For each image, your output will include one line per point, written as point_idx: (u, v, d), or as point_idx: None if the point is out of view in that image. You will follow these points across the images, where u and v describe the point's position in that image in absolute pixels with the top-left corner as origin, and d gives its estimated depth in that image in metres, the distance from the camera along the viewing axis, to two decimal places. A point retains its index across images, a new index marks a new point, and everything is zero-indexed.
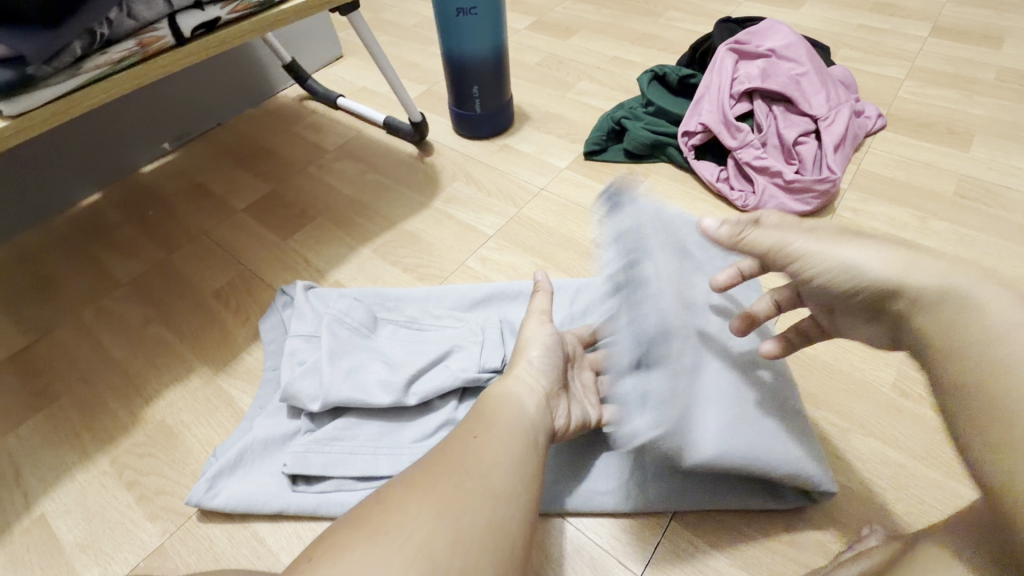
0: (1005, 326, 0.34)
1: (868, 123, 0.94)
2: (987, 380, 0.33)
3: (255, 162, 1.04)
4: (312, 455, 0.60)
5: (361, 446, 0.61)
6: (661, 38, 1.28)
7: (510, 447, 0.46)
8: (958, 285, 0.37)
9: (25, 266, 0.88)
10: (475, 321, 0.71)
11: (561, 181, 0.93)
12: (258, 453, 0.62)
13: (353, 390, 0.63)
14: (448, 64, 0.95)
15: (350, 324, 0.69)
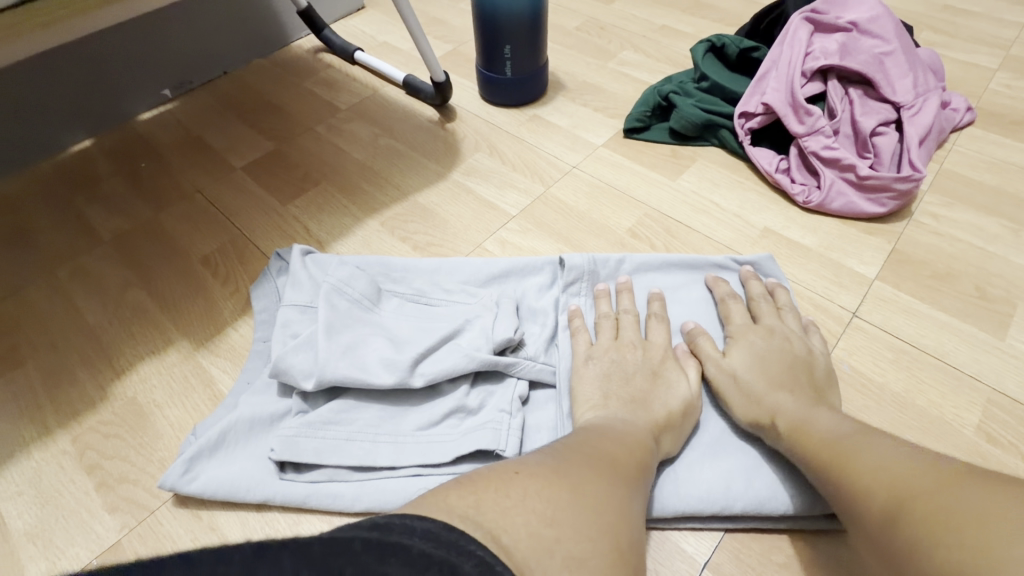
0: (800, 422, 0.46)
1: (956, 116, 0.82)
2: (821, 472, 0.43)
3: (260, 117, 0.95)
4: (307, 441, 0.52)
5: (361, 431, 0.53)
6: (716, 8, 1.15)
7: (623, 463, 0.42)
8: (775, 401, 0.49)
9: (5, 213, 0.81)
10: (489, 297, 0.62)
11: (595, 160, 0.83)
12: (241, 434, 0.54)
13: (352, 368, 0.55)
14: (479, 18, 0.85)
15: (350, 294, 0.61)
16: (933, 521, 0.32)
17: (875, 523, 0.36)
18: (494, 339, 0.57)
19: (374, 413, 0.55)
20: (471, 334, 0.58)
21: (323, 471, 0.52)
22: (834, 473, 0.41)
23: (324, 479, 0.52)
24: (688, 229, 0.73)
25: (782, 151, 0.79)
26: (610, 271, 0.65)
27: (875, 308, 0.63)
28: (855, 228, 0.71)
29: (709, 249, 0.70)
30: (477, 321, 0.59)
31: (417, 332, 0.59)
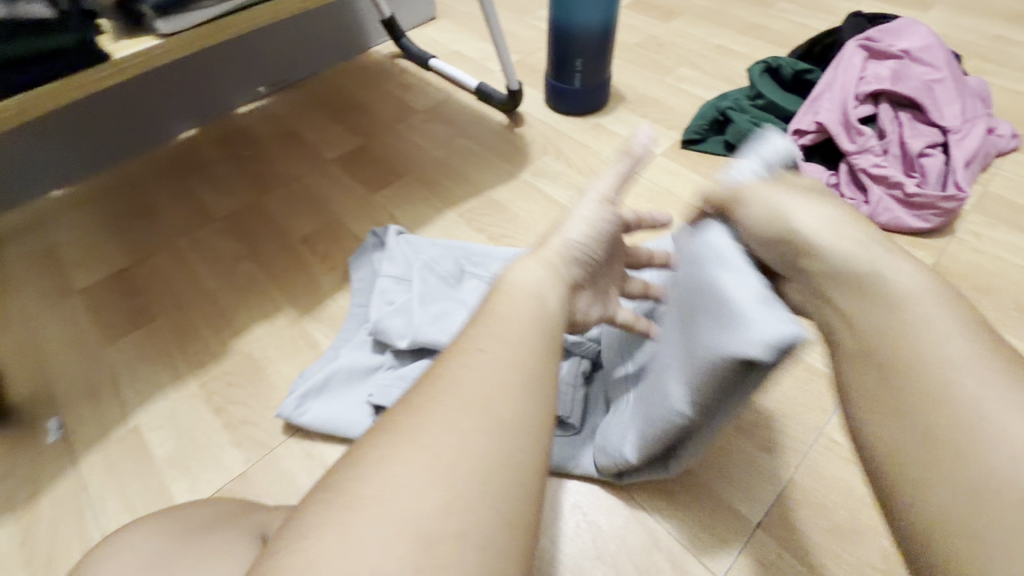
0: (931, 322, 0.36)
1: (1001, 142, 0.86)
2: (915, 377, 0.35)
3: (345, 115, 1.05)
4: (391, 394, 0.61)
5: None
6: (769, 30, 1.21)
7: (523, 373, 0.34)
8: (877, 273, 0.39)
9: (128, 190, 0.92)
10: None
11: (655, 167, 0.90)
12: (342, 381, 0.63)
13: (440, 333, 0.63)
14: (554, 33, 0.92)
15: (438, 272, 0.70)
16: (978, 505, 0.30)
17: (897, 447, 0.34)
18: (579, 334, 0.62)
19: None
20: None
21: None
22: (922, 397, 0.34)
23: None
24: None
25: (832, 166, 0.85)
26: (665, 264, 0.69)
27: None
28: (899, 240, 0.76)
29: None
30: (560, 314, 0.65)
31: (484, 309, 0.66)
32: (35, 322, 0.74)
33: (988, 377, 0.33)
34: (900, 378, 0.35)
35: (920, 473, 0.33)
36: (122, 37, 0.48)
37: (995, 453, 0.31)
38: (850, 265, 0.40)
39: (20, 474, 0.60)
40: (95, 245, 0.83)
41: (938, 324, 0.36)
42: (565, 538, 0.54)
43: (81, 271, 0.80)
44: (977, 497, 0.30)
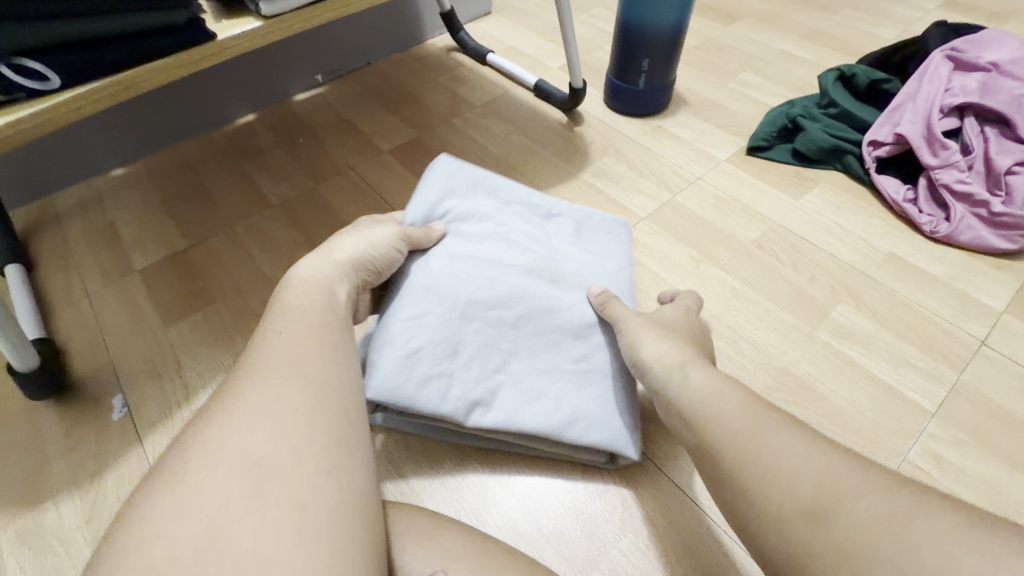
0: (715, 400, 0.46)
1: None
2: (715, 436, 0.44)
3: (400, 106, 1.04)
4: (408, 378, 0.54)
5: (471, 376, 0.56)
6: (835, 37, 1.17)
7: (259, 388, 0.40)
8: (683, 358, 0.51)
9: (186, 172, 0.92)
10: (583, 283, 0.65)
11: (719, 173, 0.87)
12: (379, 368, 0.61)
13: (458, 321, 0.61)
14: (623, 32, 0.91)
15: None
16: (841, 558, 0.35)
17: (747, 513, 0.40)
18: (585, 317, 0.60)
19: (477, 357, 0.57)
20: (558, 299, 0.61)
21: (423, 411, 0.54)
22: (730, 456, 0.42)
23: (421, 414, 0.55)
24: (813, 246, 0.76)
25: (908, 180, 0.82)
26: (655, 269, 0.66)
27: (1003, 339, 0.65)
28: (981, 260, 0.73)
29: (834, 266, 0.74)
30: (573, 298, 0.61)
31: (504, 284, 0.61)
32: (98, 299, 0.74)
33: (775, 435, 0.42)
34: (731, 455, 0.42)
35: (763, 527, 0.39)
36: (223, 16, 0.48)
37: (858, 512, 0.36)
38: (705, 392, 0.47)
39: (84, 451, 0.60)
40: (154, 225, 0.83)
41: (738, 406, 0.45)
42: (636, 551, 0.52)
43: (140, 251, 0.80)
44: (845, 548, 0.35)
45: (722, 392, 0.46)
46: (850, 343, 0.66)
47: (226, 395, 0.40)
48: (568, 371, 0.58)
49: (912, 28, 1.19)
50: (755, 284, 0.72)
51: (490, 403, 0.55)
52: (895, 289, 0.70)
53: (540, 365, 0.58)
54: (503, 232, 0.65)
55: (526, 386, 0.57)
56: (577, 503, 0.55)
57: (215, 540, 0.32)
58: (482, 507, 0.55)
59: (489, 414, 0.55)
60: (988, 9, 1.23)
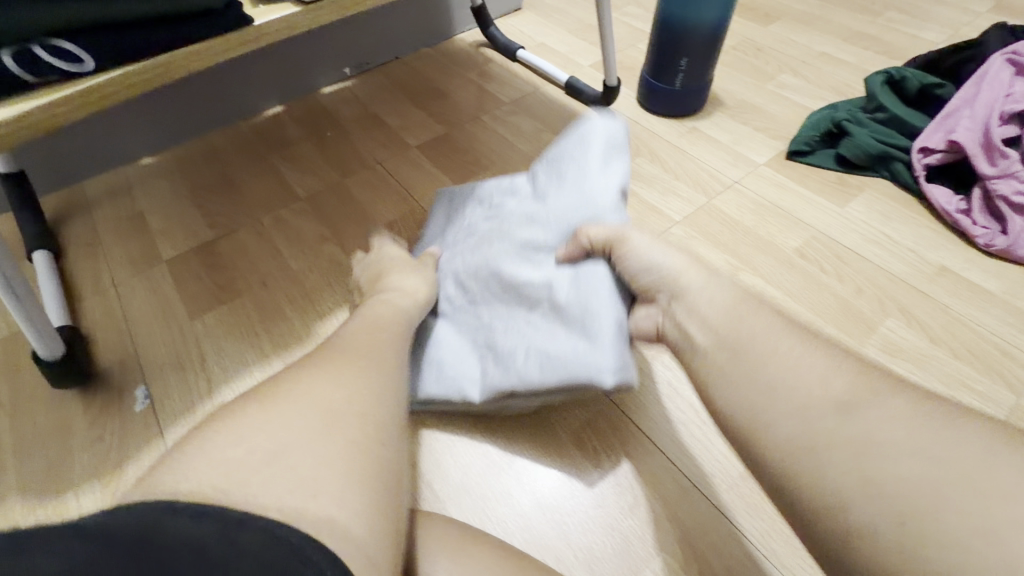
0: (719, 318, 0.45)
1: None
2: (727, 344, 0.44)
3: (428, 101, 1.03)
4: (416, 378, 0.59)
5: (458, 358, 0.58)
6: (880, 40, 1.13)
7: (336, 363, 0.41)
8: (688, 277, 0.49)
9: (213, 162, 0.92)
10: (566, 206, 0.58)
11: (758, 178, 0.84)
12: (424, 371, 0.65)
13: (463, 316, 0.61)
14: (662, 29, 0.87)
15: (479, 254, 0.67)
16: (859, 458, 0.34)
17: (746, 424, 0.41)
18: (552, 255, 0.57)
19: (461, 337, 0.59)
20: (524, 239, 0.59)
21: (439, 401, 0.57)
22: (736, 359, 0.42)
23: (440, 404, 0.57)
24: (858, 256, 0.72)
25: (960, 191, 0.77)
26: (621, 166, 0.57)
27: None
28: None
29: (883, 279, 0.70)
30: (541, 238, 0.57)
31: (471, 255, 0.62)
32: (124, 288, 0.73)
33: (794, 353, 0.41)
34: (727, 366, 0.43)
35: (762, 441, 0.39)
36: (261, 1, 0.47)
37: (885, 431, 0.34)
38: (739, 321, 0.44)
39: (106, 441, 0.59)
40: (179, 215, 0.83)
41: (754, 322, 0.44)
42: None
43: (165, 241, 0.79)
44: (861, 452, 0.34)
45: (749, 313, 0.44)
46: (901, 361, 0.62)
47: (312, 356, 0.43)
48: (534, 319, 0.55)
49: (962, 31, 1.14)
50: (799, 295, 0.68)
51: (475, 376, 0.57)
52: (948, 305, 0.67)
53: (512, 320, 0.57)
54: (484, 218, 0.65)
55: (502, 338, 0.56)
56: (612, 519, 0.52)
57: (279, 459, 0.33)
58: (512, 502, 0.54)
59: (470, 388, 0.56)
60: None
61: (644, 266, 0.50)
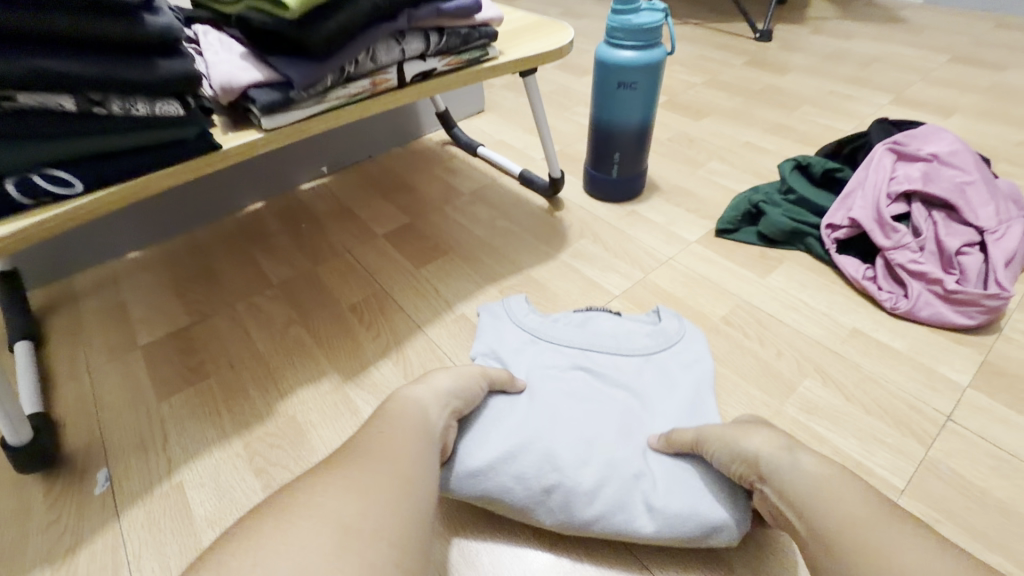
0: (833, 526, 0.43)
1: None
2: (833, 523, 0.43)
3: (397, 195, 1.14)
4: (476, 450, 0.59)
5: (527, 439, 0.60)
6: (796, 130, 1.28)
7: (363, 471, 0.43)
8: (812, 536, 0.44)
9: (197, 254, 1.00)
10: (586, 341, 0.75)
11: (689, 254, 0.93)
12: (563, 476, 0.58)
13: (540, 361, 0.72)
14: (595, 130, 0.99)
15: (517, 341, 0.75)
16: None
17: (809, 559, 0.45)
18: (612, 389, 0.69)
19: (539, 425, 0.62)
20: (576, 376, 0.70)
21: (488, 488, 0.57)
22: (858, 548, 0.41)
23: (482, 494, 0.58)
24: (779, 322, 0.79)
25: (867, 261, 0.86)
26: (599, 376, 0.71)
27: (969, 414, 0.66)
28: (943, 335, 0.76)
29: (800, 341, 0.76)
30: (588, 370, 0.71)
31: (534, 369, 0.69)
32: (98, 374, 0.78)
33: (886, 524, 0.42)
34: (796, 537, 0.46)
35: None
36: (230, 129, 0.56)
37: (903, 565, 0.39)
38: (825, 474, 0.47)
39: (63, 525, 0.61)
40: (159, 304, 0.89)
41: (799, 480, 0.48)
42: None
43: (144, 328, 0.85)
44: None
45: (835, 482, 0.46)
46: (818, 418, 0.67)
47: (338, 462, 0.44)
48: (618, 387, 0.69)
49: (866, 120, 1.31)
50: (725, 360, 0.74)
51: (541, 465, 0.59)
52: (860, 365, 0.73)
53: (591, 437, 0.62)
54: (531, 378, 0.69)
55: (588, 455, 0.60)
56: None
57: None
58: None
59: (603, 493, 0.57)
60: (935, 103, 1.35)
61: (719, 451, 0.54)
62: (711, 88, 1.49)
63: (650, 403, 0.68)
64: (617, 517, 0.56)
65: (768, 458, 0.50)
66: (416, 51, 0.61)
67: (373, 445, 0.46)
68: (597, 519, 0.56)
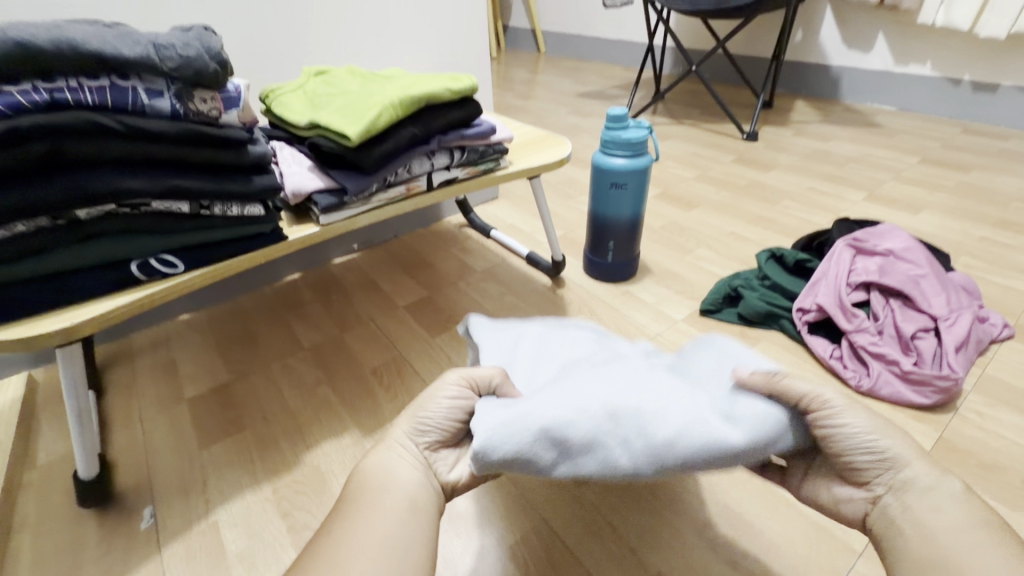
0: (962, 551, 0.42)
1: (993, 330, 0.96)
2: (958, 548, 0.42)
3: (417, 271, 1.28)
4: (491, 420, 0.47)
5: (564, 398, 0.49)
6: (777, 221, 1.43)
7: (350, 535, 0.46)
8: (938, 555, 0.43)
9: (238, 319, 1.13)
10: (584, 331, 0.66)
11: (675, 331, 1.04)
12: (610, 418, 0.48)
13: (541, 347, 0.62)
14: (593, 220, 1.14)
15: (511, 332, 0.65)
16: None
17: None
18: (626, 350, 0.61)
19: (573, 387, 0.51)
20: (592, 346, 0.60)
21: (518, 449, 0.47)
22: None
23: (511, 450, 0.47)
24: None
25: (835, 342, 0.96)
26: (615, 349, 0.61)
27: None
28: (904, 412, 0.84)
29: None
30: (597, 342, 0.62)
31: (538, 360, 0.60)
32: (149, 423, 0.89)
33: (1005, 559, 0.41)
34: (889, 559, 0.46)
35: None
36: (295, 223, 0.71)
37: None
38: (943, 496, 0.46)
39: (112, 556, 0.69)
40: (205, 362, 1.01)
41: (933, 521, 0.45)
42: None
43: (191, 383, 0.97)
44: None
45: (952, 507, 0.45)
46: None
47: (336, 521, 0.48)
48: (640, 358, 0.59)
49: (841, 215, 1.45)
50: None
51: (574, 406, 0.49)
52: None
53: (621, 380, 0.52)
54: (542, 360, 0.60)
55: (634, 392, 0.50)
56: None
57: None
58: None
59: (656, 407, 0.48)
60: (904, 201, 1.50)
61: (846, 441, 0.49)
62: (701, 182, 1.67)
63: (691, 364, 0.57)
64: (694, 429, 0.47)
65: (916, 473, 0.47)
66: (443, 164, 0.77)
67: (365, 503, 0.49)
68: (649, 434, 0.47)
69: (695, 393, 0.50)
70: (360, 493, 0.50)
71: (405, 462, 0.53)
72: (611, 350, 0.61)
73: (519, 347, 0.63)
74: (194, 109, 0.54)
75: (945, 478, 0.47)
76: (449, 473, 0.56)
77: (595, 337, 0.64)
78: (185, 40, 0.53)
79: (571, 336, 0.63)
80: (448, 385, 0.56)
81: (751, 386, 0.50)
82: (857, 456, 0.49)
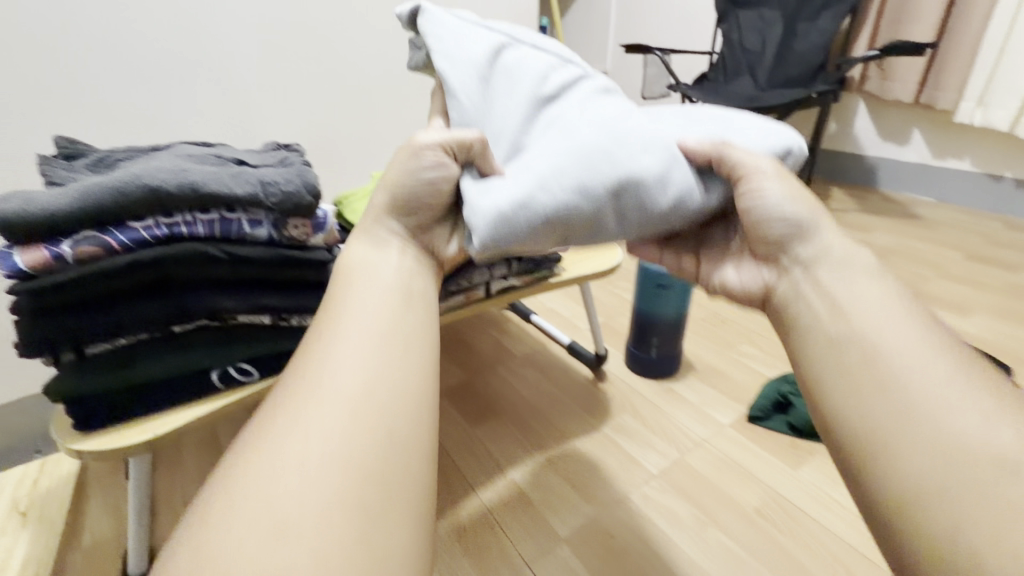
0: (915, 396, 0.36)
1: None
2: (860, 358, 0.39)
3: (458, 353, 1.30)
4: (489, 212, 0.47)
5: (537, 173, 0.49)
6: None
7: (314, 409, 0.38)
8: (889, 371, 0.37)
9: None
10: (522, 89, 0.58)
11: (722, 437, 1.01)
12: (587, 199, 0.48)
13: (512, 108, 0.57)
14: (637, 315, 1.16)
15: (462, 79, 0.58)
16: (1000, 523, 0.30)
17: (821, 380, 0.40)
18: (592, 79, 0.60)
19: (551, 163, 0.50)
20: (552, 126, 0.56)
21: (522, 234, 0.47)
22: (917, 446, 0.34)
23: (494, 226, 0.47)
24: (810, 519, 0.84)
25: None
26: (563, 79, 0.59)
27: None
28: None
29: (833, 543, 0.80)
30: (550, 85, 0.58)
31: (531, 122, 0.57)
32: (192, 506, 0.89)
33: (958, 403, 0.35)
34: (835, 357, 0.40)
35: (895, 463, 0.35)
36: None
37: (961, 427, 0.34)
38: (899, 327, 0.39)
39: None
40: None
41: (937, 372, 0.36)
42: None
43: None
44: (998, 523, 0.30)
45: (925, 348, 0.38)
46: None
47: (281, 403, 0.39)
48: (596, 99, 0.57)
49: None
50: (758, 554, 0.79)
51: (556, 184, 0.48)
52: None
53: (603, 129, 0.52)
54: (517, 131, 0.57)
55: (619, 140, 0.51)
56: None
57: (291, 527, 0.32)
58: None
59: (639, 150, 0.50)
60: (954, 301, 1.47)
61: (772, 219, 0.48)
62: None
63: (616, 103, 0.57)
64: (678, 182, 0.50)
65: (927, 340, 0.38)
66: (501, 274, 0.81)
67: (307, 377, 0.40)
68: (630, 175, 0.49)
69: (653, 149, 0.51)
70: (328, 313, 0.45)
71: (395, 252, 0.50)
72: (548, 113, 0.57)
73: (491, 92, 0.59)
74: (287, 236, 0.60)
75: (882, 279, 0.43)
76: (448, 245, 0.55)
77: (546, 78, 0.59)
78: (288, 177, 0.59)
79: (519, 101, 0.58)
80: (424, 150, 0.50)
81: (691, 151, 0.52)
82: (775, 226, 0.48)
